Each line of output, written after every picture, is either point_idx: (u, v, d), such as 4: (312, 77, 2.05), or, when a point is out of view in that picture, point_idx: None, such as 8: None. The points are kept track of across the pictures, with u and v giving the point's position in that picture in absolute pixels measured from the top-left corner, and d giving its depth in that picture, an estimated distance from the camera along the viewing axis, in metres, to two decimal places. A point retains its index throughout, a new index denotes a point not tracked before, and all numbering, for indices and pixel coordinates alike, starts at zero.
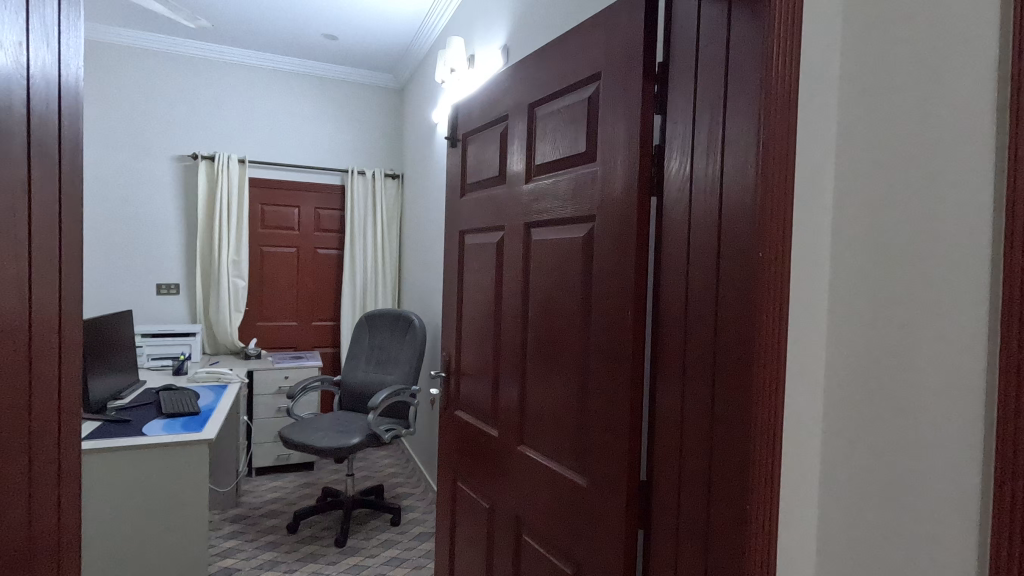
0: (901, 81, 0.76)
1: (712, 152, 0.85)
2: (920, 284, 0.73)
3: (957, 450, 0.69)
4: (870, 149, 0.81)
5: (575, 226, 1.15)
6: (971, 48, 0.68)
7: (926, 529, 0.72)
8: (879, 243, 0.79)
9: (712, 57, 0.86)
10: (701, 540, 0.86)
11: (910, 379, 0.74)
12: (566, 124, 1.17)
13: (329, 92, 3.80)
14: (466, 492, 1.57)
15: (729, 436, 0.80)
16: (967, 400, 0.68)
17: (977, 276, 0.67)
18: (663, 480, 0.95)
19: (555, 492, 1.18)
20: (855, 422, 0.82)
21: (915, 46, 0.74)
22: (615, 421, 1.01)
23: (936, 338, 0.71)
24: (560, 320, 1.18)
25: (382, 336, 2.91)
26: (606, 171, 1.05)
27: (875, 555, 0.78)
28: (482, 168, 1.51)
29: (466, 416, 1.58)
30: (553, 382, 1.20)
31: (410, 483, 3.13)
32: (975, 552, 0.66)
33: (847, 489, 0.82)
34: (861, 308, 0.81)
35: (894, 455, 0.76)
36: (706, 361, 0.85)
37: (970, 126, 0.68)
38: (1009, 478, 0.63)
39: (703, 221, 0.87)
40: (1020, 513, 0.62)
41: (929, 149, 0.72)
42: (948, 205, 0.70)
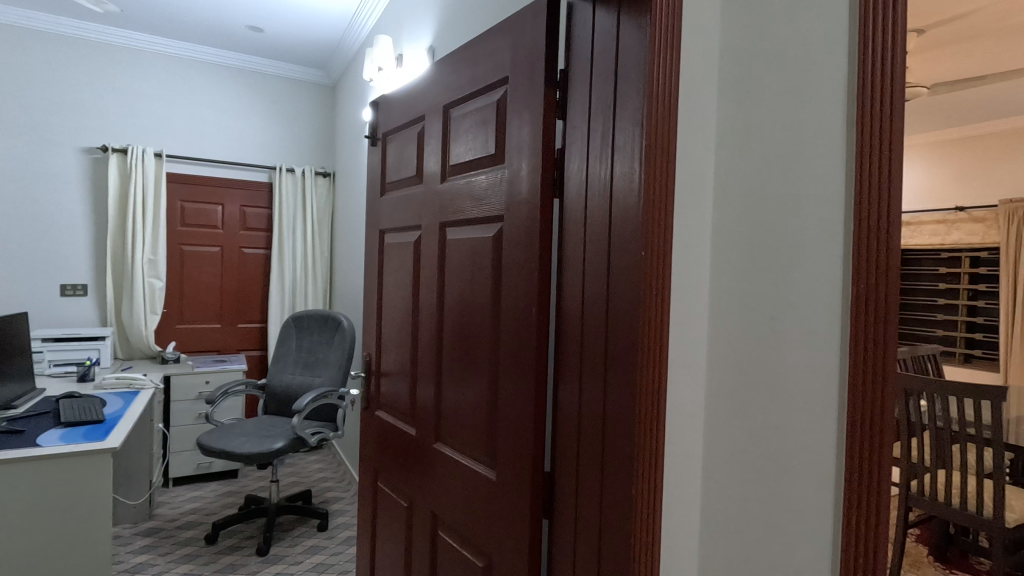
0: (770, 97, 0.84)
1: (604, 155, 0.90)
2: (787, 281, 0.81)
3: (817, 431, 0.77)
4: (742, 156, 0.88)
5: (486, 226, 1.18)
6: (826, 72, 0.77)
7: (791, 502, 0.80)
8: (753, 244, 0.86)
9: (605, 65, 0.90)
10: (596, 525, 0.90)
11: (779, 368, 0.82)
12: (477, 126, 1.20)
13: (255, 86, 3.67)
14: (386, 491, 1.56)
15: (619, 423, 0.85)
16: (825, 383, 0.77)
17: (832, 274, 0.76)
18: (564, 469, 1.00)
19: (468, 486, 1.20)
20: (730, 409, 0.88)
21: (782, 66, 0.82)
22: (522, 413, 1.05)
23: (799, 327, 0.80)
24: (472, 319, 1.20)
25: (309, 338, 2.85)
26: (513, 173, 1.08)
27: (748, 529, 0.85)
28: (401, 168, 1.52)
29: (386, 415, 1.57)
30: (465, 379, 1.22)
31: (340, 487, 3.07)
32: (831, 516, 0.76)
33: (726, 472, 0.88)
34: (736, 304, 0.88)
35: (765, 437, 0.83)
36: (599, 355, 0.90)
37: (826, 141, 0.77)
38: (860, 447, 0.73)
39: (597, 221, 0.91)
40: (869, 477, 0.72)
41: (793, 159, 0.81)
42: (807, 211, 0.79)
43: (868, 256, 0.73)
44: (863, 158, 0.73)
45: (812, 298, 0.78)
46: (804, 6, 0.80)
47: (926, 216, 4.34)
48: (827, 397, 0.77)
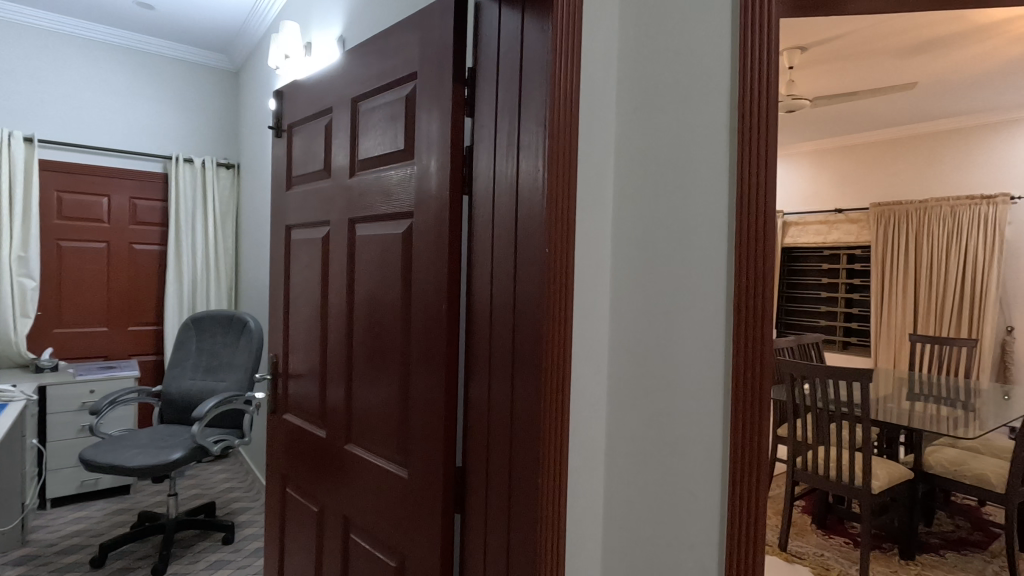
0: (663, 104, 0.89)
1: (510, 154, 0.91)
2: (680, 276, 0.87)
3: (706, 414, 0.84)
4: (637, 160, 0.92)
5: (396, 222, 1.16)
6: (712, 85, 0.85)
7: (683, 482, 0.87)
8: (649, 242, 0.90)
9: (510, 66, 0.92)
10: (505, 516, 0.92)
11: (673, 359, 0.88)
12: (387, 121, 1.18)
13: (147, 69, 3.38)
14: (296, 497, 1.50)
15: (525, 417, 0.87)
16: (712, 370, 0.84)
17: (717, 269, 0.84)
18: (474, 464, 1.01)
19: (380, 486, 1.18)
20: (629, 399, 0.93)
21: (672, 76, 0.88)
22: (432, 410, 1.05)
23: (691, 319, 0.86)
24: (383, 317, 1.19)
25: (212, 341, 2.67)
26: (422, 170, 1.08)
27: (646, 511, 0.90)
28: (307, 162, 1.46)
29: (293, 418, 1.52)
30: (376, 379, 1.20)
31: (248, 497, 2.91)
32: (719, 492, 0.83)
33: (626, 458, 0.93)
34: (632, 299, 0.93)
35: (660, 423, 0.89)
36: (507, 350, 0.92)
37: (712, 148, 0.84)
38: (742, 423, 0.81)
39: (504, 219, 0.93)
40: (750, 449, 0.80)
41: (684, 163, 0.87)
42: (697, 210, 0.85)
43: (748, 252, 0.80)
44: (744, 162, 0.81)
45: (702, 292, 0.85)
46: (694, 21, 0.86)
47: (811, 217, 4.80)
48: (714, 382, 0.84)
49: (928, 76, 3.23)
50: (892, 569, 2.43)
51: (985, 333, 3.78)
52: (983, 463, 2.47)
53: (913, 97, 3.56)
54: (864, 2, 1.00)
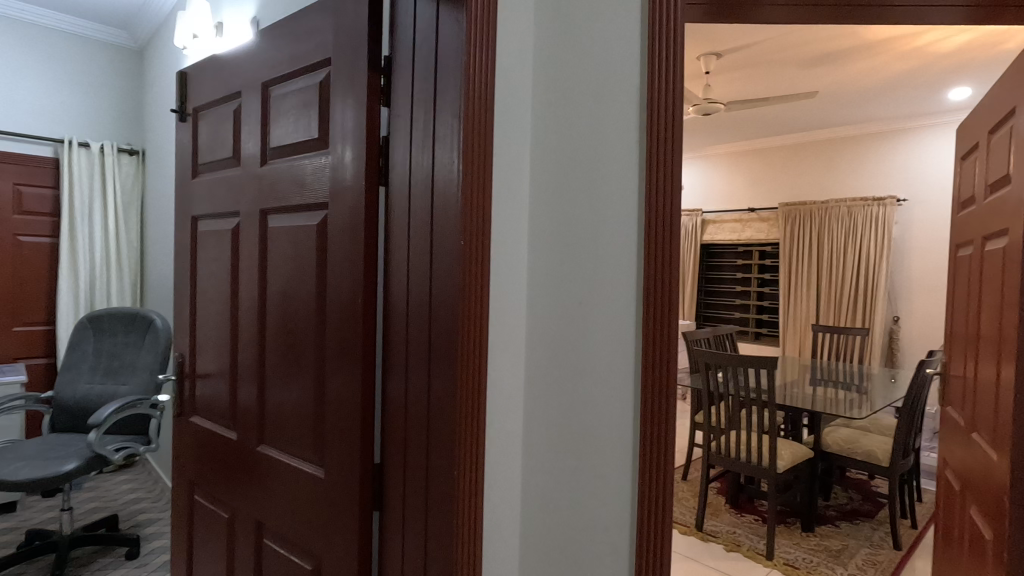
0: (577, 101, 0.92)
1: (426, 146, 0.90)
2: (594, 267, 0.90)
3: (618, 398, 0.89)
4: (552, 155, 0.94)
5: (310, 213, 1.12)
6: (623, 85, 0.89)
7: (597, 465, 0.91)
8: (564, 236, 0.93)
9: (425, 56, 0.91)
10: (422, 511, 0.92)
11: (588, 348, 0.91)
12: (299, 108, 1.13)
13: (34, 41, 3.05)
14: (204, 503, 1.42)
15: (442, 410, 0.87)
16: (624, 357, 0.89)
17: (628, 262, 0.89)
18: (393, 460, 0.99)
19: (294, 489, 1.14)
20: (545, 390, 0.95)
21: (585, 75, 0.91)
22: (349, 407, 1.02)
23: (605, 309, 0.90)
24: (296, 312, 1.14)
25: (112, 341, 2.47)
26: (337, 160, 1.05)
27: (563, 498, 0.93)
28: (215, 149, 1.37)
29: (202, 421, 1.43)
30: (290, 378, 1.15)
31: (156, 507, 2.71)
32: (630, 470, 0.89)
33: (542, 448, 0.95)
34: (548, 293, 0.95)
35: (576, 412, 0.92)
36: (423, 345, 0.91)
37: (623, 147, 0.89)
38: (652, 403, 0.87)
39: (419, 211, 0.92)
40: (659, 426, 0.86)
41: (598, 160, 0.90)
42: (608, 205, 0.90)
43: (656, 245, 0.86)
44: (652, 161, 0.86)
45: (614, 283, 0.89)
46: (606, 24, 0.90)
47: (727, 215, 5.13)
48: (626, 368, 0.89)
49: (828, 86, 3.50)
50: (795, 541, 2.63)
51: (876, 322, 4.16)
52: (872, 440, 2.73)
53: (815, 105, 3.85)
54: (768, 13, 1.08)
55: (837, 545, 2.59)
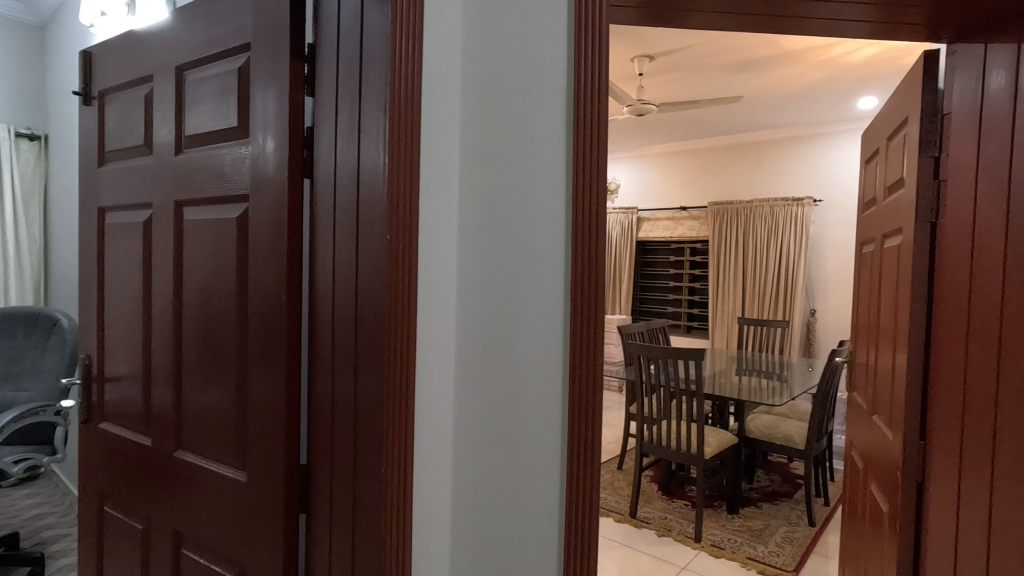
0: (506, 96, 0.92)
1: (351, 138, 0.88)
2: (523, 263, 0.91)
3: (547, 392, 0.91)
4: (481, 151, 0.94)
5: (229, 206, 1.07)
6: (550, 81, 0.90)
7: (527, 459, 0.92)
8: (493, 231, 0.93)
9: (350, 45, 0.88)
10: (350, 510, 0.90)
11: (518, 343, 0.92)
12: (217, 95, 1.08)
13: None
14: (116, 515, 1.33)
15: (369, 406, 0.86)
16: (552, 350, 0.90)
17: (556, 257, 0.90)
18: (319, 460, 0.96)
19: (215, 495, 1.09)
20: (475, 384, 0.95)
21: (514, 72, 0.92)
22: (272, 409, 0.99)
23: (534, 304, 0.91)
24: (214, 310, 1.09)
25: (11, 343, 2.26)
26: (258, 150, 1.00)
27: (493, 492, 0.94)
28: (124, 136, 1.28)
29: (113, 426, 1.34)
30: (210, 379, 1.10)
31: (63, 522, 2.51)
32: (559, 462, 0.90)
33: (474, 443, 0.95)
34: (477, 289, 0.95)
35: (505, 405, 0.93)
36: (350, 342, 0.89)
37: (551, 142, 0.89)
38: (579, 395, 0.88)
39: (345, 204, 0.89)
40: (585, 419, 0.88)
41: (526, 156, 0.91)
42: (536, 201, 0.90)
43: (582, 240, 0.87)
44: (578, 157, 0.87)
45: (543, 278, 0.90)
46: (533, 19, 0.90)
47: (660, 214, 5.32)
48: (554, 362, 0.90)
49: (751, 91, 3.69)
50: (721, 523, 2.77)
51: (795, 315, 4.44)
52: (789, 426, 2.92)
53: (740, 109, 4.05)
54: (695, 20, 1.12)
55: (758, 525, 2.76)
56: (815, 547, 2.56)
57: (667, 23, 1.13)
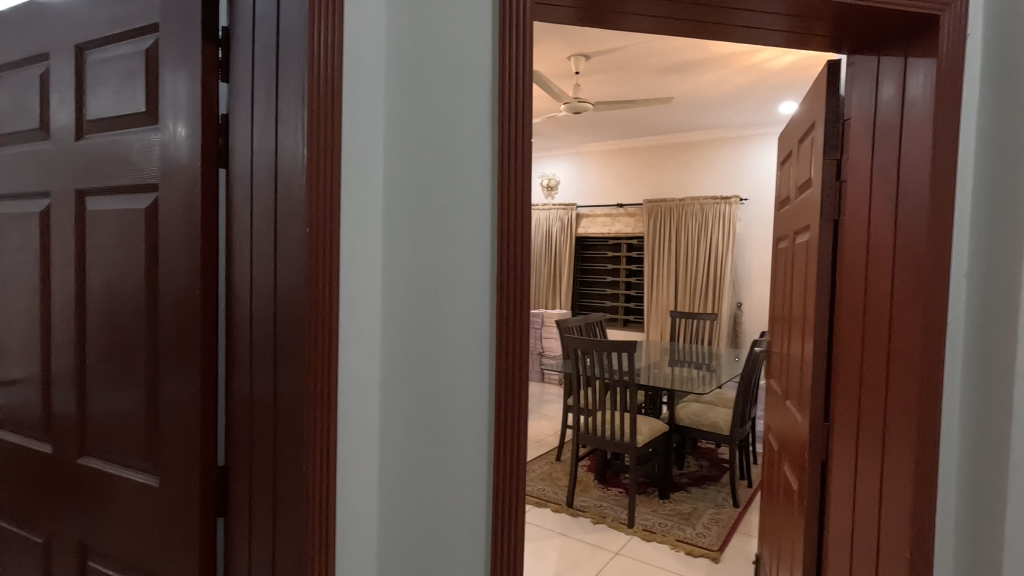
0: (430, 89, 0.92)
1: (268, 127, 0.85)
2: (449, 256, 0.91)
3: (475, 383, 0.92)
4: (405, 144, 0.93)
5: (137, 196, 1.01)
6: (475, 76, 0.90)
7: (454, 451, 0.92)
8: (418, 225, 0.92)
9: (266, 31, 0.85)
10: (270, 511, 0.88)
11: (444, 337, 0.92)
12: (122, 78, 1.01)
13: None
14: (13, 531, 1.23)
15: (289, 404, 0.84)
16: (478, 343, 0.92)
17: (482, 251, 0.91)
18: (237, 462, 0.93)
19: (124, 502, 1.03)
20: (400, 379, 0.94)
21: (438, 65, 0.91)
22: (186, 410, 0.94)
23: (460, 297, 0.91)
24: (122, 307, 1.02)
25: None
26: (169, 137, 0.95)
27: (421, 487, 0.94)
28: (17, 119, 1.18)
29: (8, 435, 1.23)
30: (117, 380, 1.03)
31: None
32: (486, 452, 0.92)
33: (400, 437, 0.95)
34: (401, 283, 0.94)
35: (431, 399, 0.93)
36: (268, 338, 0.87)
37: (476, 137, 0.90)
38: (507, 386, 0.90)
39: (262, 197, 0.86)
40: (512, 408, 0.90)
41: (452, 150, 0.91)
42: (462, 195, 0.91)
43: (508, 234, 0.89)
44: (504, 153, 0.89)
45: (469, 271, 0.91)
46: (458, 13, 0.91)
47: (599, 210, 5.45)
48: (480, 354, 0.92)
49: (682, 93, 3.83)
50: (653, 508, 2.89)
51: (723, 308, 4.67)
52: (716, 413, 3.08)
53: (672, 110, 4.20)
54: (629, 21, 1.15)
55: (687, 508, 2.89)
56: (738, 527, 2.71)
57: (603, 23, 1.16)
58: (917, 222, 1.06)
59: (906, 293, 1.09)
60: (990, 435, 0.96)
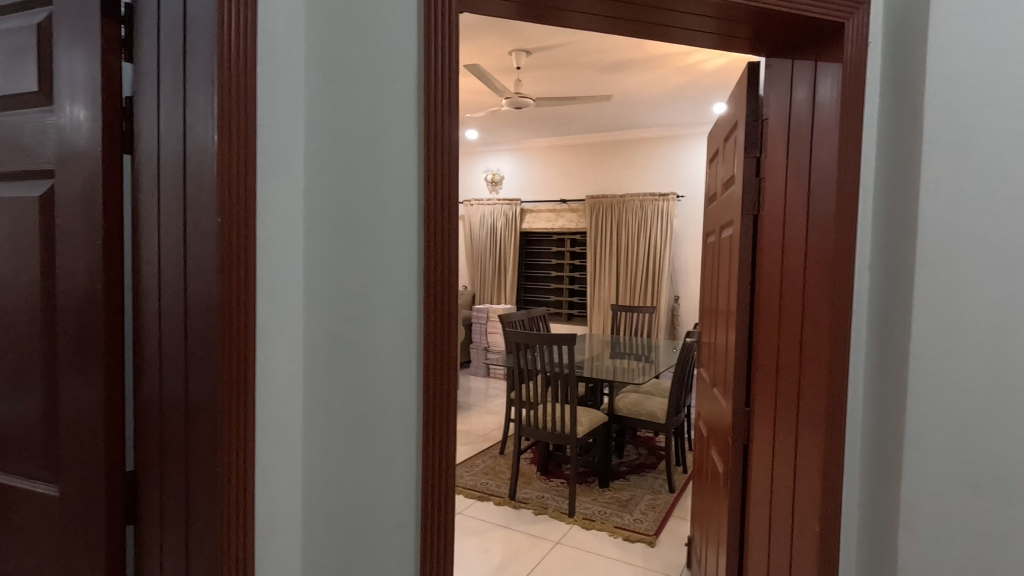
0: (353, 77, 0.89)
1: (175, 110, 0.80)
2: (374, 248, 0.90)
3: (403, 378, 0.91)
4: (327, 133, 0.90)
5: (31, 183, 0.93)
6: (400, 65, 0.89)
7: (381, 447, 0.91)
8: (342, 216, 0.90)
9: (172, 8, 0.80)
10: (182, 515, 0.84)
11: (370, 332, 0.90)
12: (11, 54, 0.92)
13: None
14: None
15: (202, 402, 0.80)
16: (406, 337, 0.91)
17: (409, 243, 0.90)
18: (147, 466, 0.88)
19: (21, 513, 0.95)
20: (325, 376, 0.92)
21: (361, 53, 0.89)
22: (89, 412, 0.88)
23: (386, 290, 0.90)
24: (15, 303, 0.94)
25: None
26: (66, 120, 0.88)
27: (346, 484, 0.92)
28: None
29: None
30: (11, 383, 0.95)
31: None
32: (414, 445, 0.91)
33: (325, 434, 0.92)
34: (324, 276, 0.91)
35: (357, 395, 0.91)
36: (178, 334, 0.82)
37: (401, 128, 0.89)
38: (436, 378, 0.90)
39: (170, 184, 0.82)
40: (440, 400, 0.90)
41: (376, 141, 0.89)
42: (387, 187, 0.89)
43: (435, 227, 0.89)
44: (430, 145, 0.88)
45: (395, 264, 0.90)
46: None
47: (542, 206, 5.50)
48: (408, 348, 0.91)
49: (622, 91, 3.91)
50: (593, 497, 2.96)
51: (661, 301, 4.83)
52: (653, 402, 3.19)
53: (613, 108, 4.29)
54: (572, 18, 1.16)
55: (625, 495, 2.98)
56: (673, 511, 2.82)
57: (546, 19, 1.17)
58: (826, 218, 1.13)
59: (815, 283, 1.15)
60: (887, 416, 1.04)
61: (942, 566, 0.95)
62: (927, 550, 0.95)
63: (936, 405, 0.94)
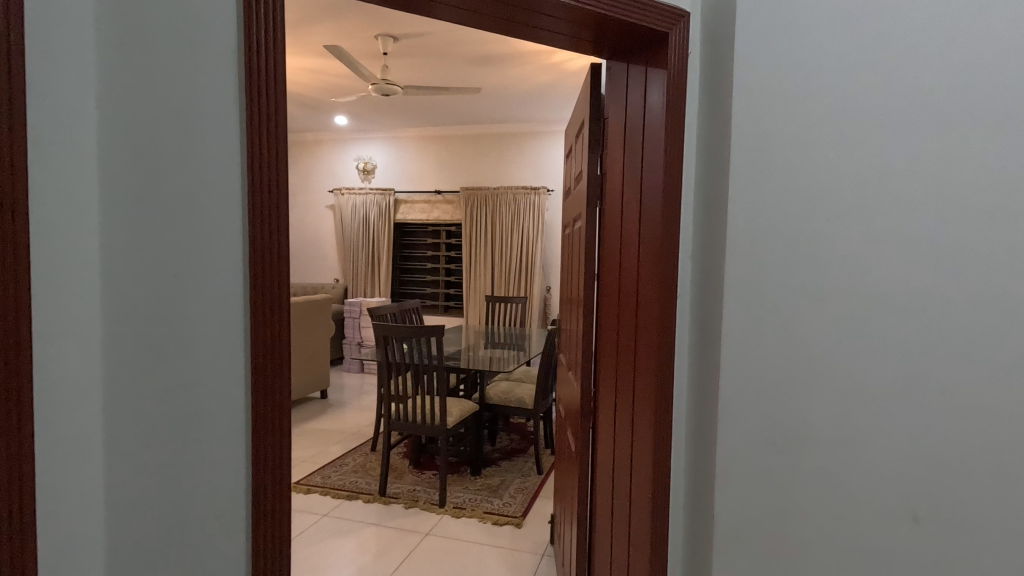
0: (158, 46, 0.81)
1: None
2: (192, 236, 0.83)
3: (228, 372, 0.86)
4: (128, 105, 0.80)
5: None
6: (217, 39, 0.83)
7: (204, 449, 0.86)
8: (151, 199, 0.82)
9: None
10: None
11: (190, 325, 0.84)
12: None
13: None
14: None
15: None
16: (232, 329, 0.86)
17: (233, 231, 0.85)
18: None
19: None
20: (132, 377, 0.82)
21: (169, 21, 0.81)
22: None
23: (207, 280, 0.84)
24: None
25: None
26: None
27: (164, 495, 0.84)
28: None
29: None
30: None
31: None
32: (242, 442, 0.88)
33: (135, 444, 0.83)
34: (128, 267, 0.81)
35: (174, 395, 0.84)
36: None
37: (220, 108, 0.83)
38: (265, 370, 0.87)
39: None
40: (271, 393, 0.88)
41: (191, 119, 0.82)
42: (204, 170, 0.83)
43: (262, 214, 0.85)
44: (254, 129, 0.84)
45: (218, 251, 0.84)
46: None
47: (417, 196, 5.42)
48: (233, 340, 0.86)
49: (493, 84, 3.95)
50: (465, 486, 2.99)
51: (533, 292, 5.01)
52: (523, 389, 3.29)
53: (485, 101, 4.32)
54: (442, 11, 1.16)
55: (496, 481, 3.06)
56: (540, 492, 2.95)
57: (419, 9, 1.15)
58: (654, 210, 1.24)
59: (647, 270, 1.26)
60: (704, 389, 1.16)
61: (747, 519, 1.08)
62: (734, 504, 1.08)
63: (741, 379, 1.07)
